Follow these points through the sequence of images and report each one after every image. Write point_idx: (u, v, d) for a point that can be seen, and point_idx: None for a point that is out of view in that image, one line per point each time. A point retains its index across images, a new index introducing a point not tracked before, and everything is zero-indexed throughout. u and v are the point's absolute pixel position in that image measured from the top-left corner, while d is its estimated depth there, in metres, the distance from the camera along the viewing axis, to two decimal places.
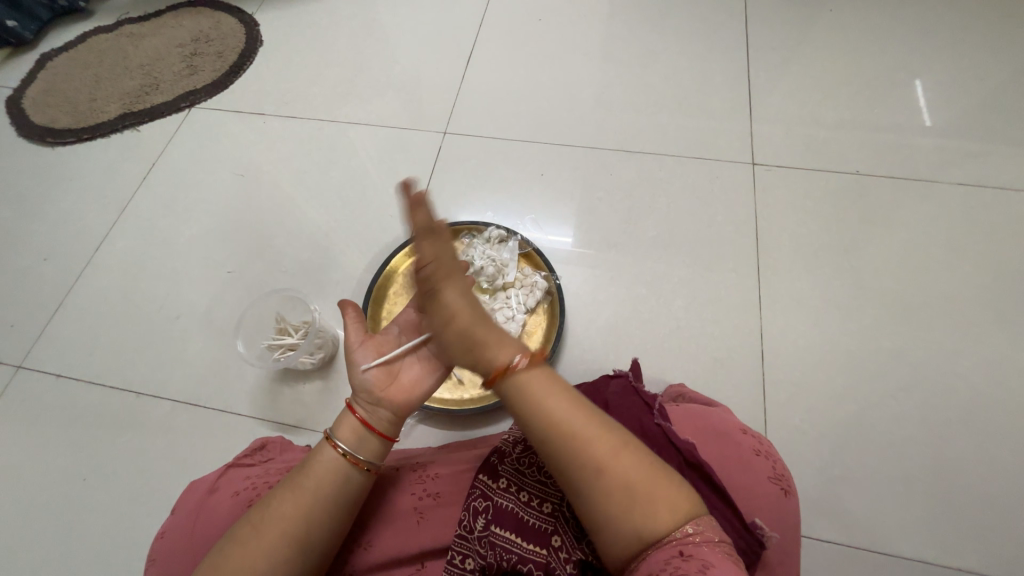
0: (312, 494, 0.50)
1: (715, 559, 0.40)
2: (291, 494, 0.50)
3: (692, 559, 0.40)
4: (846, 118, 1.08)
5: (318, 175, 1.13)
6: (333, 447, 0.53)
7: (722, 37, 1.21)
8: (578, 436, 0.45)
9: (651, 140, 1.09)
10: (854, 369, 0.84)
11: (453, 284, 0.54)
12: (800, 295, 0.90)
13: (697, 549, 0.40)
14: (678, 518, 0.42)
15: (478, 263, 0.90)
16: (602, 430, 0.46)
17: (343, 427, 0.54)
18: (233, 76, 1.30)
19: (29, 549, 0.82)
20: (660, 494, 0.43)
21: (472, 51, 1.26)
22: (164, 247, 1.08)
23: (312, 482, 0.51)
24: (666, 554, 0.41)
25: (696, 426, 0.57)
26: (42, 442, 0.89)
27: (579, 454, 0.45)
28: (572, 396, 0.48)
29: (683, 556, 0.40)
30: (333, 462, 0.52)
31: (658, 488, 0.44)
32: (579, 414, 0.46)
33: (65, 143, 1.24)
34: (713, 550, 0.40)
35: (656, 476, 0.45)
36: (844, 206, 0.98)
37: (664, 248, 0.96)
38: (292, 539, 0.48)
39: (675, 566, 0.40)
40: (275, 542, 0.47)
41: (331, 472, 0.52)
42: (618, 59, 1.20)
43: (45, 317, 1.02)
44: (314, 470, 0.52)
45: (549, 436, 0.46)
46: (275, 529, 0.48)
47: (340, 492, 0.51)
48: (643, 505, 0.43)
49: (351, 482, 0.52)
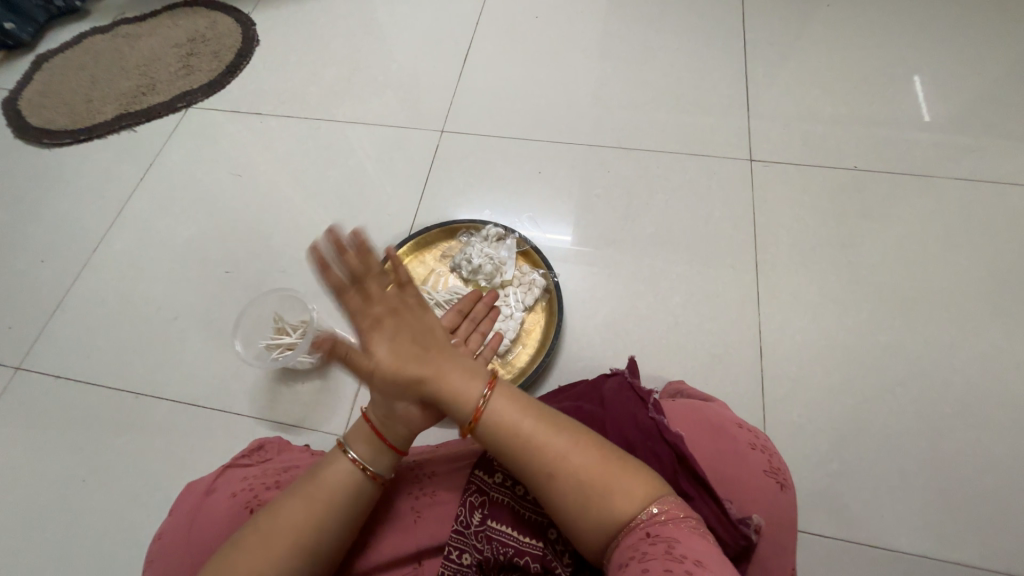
0: (324, 504, 0.50)
1: (680, 535, 0.41)
2: (302, 503, 0.50)
3: (656, 538, 0.41)
4: (843, 114, 1.08)
5: (315, 174, 1.13)
6: (346, 457, 0.52)
7: (719, 34, 1.21)
8: (525, 441, 0.47)
9: (648, 136, 1.09)
10: (852, 365, 0.84)
11: (385, 329, 0.52)
12: (798, 291, 0.90)
13: (661, 528, 0.42)
14: (633, 503, 0.44)
15: (475, 261, 0.91)
16: (548, 429, 0.48)
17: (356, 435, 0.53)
18: (229, 76, 1.30)
19: (28, 551, 0.82)
20: (615, 486, 0.45)
21: (469, 49, 1.26)
22: (162, 247, 1.08)
23: (325, 490, 0.50)
24: (634, 537, 0.42)
25: (693, 421, 0.57)
26: (42, 444, 0.90)
27: (531, 459, 0.47)
28: (519, 400, 0.50)
29: (648, 537, 0.42)
30: (344, 469, 0.52)
31: (611, 477, 0.45)
32: (523, 418, 0.48)
33: (62, 145, 1.23)
34: (679, 529, 0.42)
35: (605, 465, 0.46)
36: (841, 202, 0.98)
37: (662, 245, 0.96)
38: (301, 550, 0.48)
39: (643, 548, 0.41)
40: (286, 550, 0.47)
41: (343, 480, 0.51)
42: (615, 57, 1.20)
43: (43, 318, 1.02)
44: (326, 477, 0.51)
45: (499, 444, 0.48)
46: (285, 536, 0.47)
47: (353, 502, 0.51)
48: (597, 496, 0.45)
49: (362, 492, 0.52)
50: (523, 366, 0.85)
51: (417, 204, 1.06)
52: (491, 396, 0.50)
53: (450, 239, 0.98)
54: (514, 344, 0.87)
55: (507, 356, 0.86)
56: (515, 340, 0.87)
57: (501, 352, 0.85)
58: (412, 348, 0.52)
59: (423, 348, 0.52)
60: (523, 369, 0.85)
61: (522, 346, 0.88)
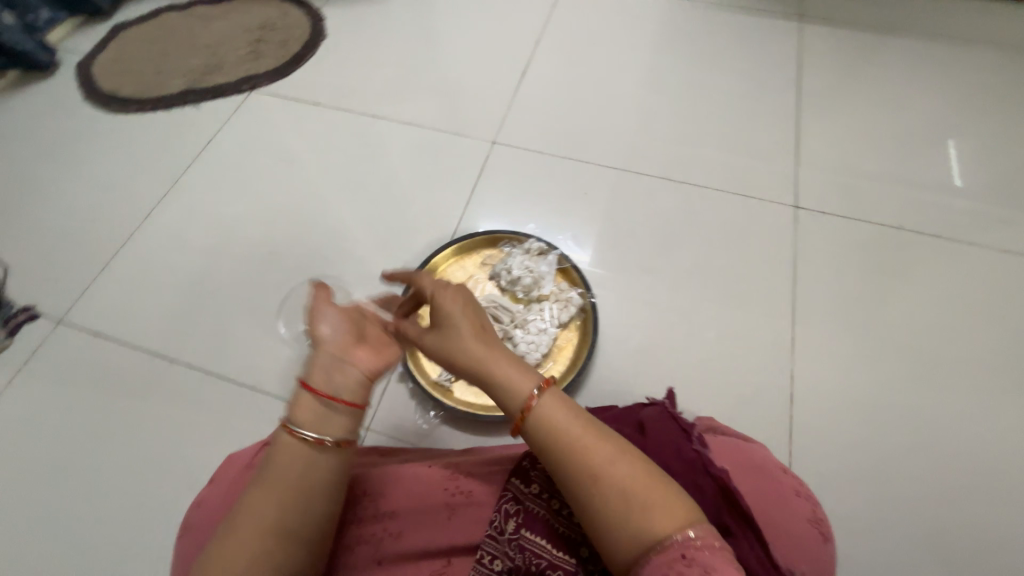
0: (283, 484, 0.49)
1: (716, 562, 0.40)
2: (261, 489, 0.49)
3: (693, 563, 0.40)
4: (889, 171, 1.09)
5: (365, 168, 1.16)
6: (287, 433, 0.50)
7: (773, 80, 1.23)
8: (568, 441, 0.48)
9: (694, 171, 1.10)
10: (880, 422, 0.84)
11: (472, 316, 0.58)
12: (832, 342, 0.90)
13: (697, 552, 0.41)
14: (671, 522, 0.43)
15: (515, 272, 0.93)
16: (592, 434, 0.48)
17: (299, 410, 0.51)
18: (293, 65, 1.34)
19: (50, 501, 0.84)
20: (654, 500, 0.44)
21: (526, 66, 1.30)
22: (211, 221, 1.11)
23: (280, 471, 0.49)
24: (667, 559, 0.41)
25: (735, 459, 0.57)
26: (74, 397, 0.92)
27: (575, 458, 0.47)
28: (565, 402, 0.50)
29: (682, 558, 0.41)
30: (287, 444, 0.50)
31: (651, 492, 0.44)
32: (569, 418, 0.49)
33: (127, 112, 1.28)
34: (715, 556, 0.40)
35: (645, 477, 0.46)
36: (882, 258, 0.98)
37: (699, 279, 0.97)
38: (272, 533, 0.47)
39: (677, 570, 0.40)
40: (258, 538, 0.47)
41: (292, 458, 0.50)
42: (668, 90, 1.23)
43: (90, 276, 1.05)
44: (276, 458, 0.50)
45: (540, 440, 0.49)
46: (253, 528, 0.47)
47: (307, 475, 0.49)
48: (637, 504, 0.44)
49: (314, 464, 0.50)
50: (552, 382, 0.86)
51: (461, 209, 1.09)
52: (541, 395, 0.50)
53: (492, 248, 1.00)
54: (545, 359, 0.88)
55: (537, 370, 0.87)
56: (546, 355, 0.88)
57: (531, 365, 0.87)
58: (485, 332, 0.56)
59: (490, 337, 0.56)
60: None
61: (553, 362, 0.88)
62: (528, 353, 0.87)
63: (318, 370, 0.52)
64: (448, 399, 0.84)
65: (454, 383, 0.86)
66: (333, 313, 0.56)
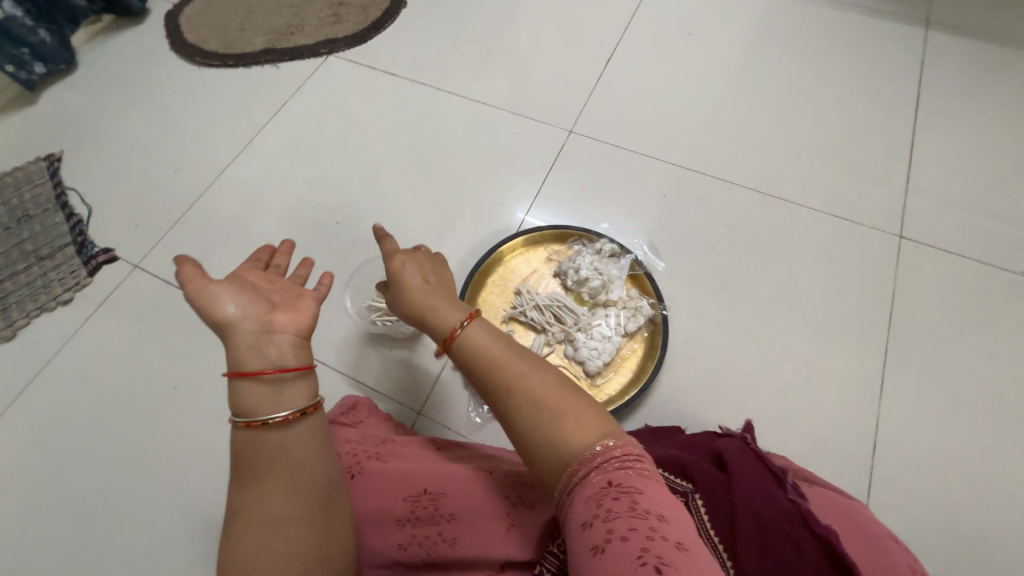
0: (262, 472, 0.45)
1: (641, 487, 0.39)
2: (244, 488, 0.45)
3: (620, 490, 0.39)
4: (1016, 210, 0.97)
5: (437, 146, 1.14)
6: (240, 428, 0.45)
7: (888, 93, 1.11)
8: (493, 364, 0.50)
9: (788, 186, 1.02)
10: (975, 489, 0.75)
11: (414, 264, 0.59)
12: (927, 391, 0.82)
13: (620, 475, 0.40)
14: (586, 436, 0.43)
15: (583, 273, 0.88)
16: (512, 357, 0.50)
17: (241, 405, 0.45)
18: (373, 32, 1.32)
19: (117, 438, 0.88)
20: (568, 413, 0.45)
21: (612, 53, 1.22)
22: (282, 184, 1.11)
23: (263, 462, 0.45)
24: (594, 485, 0.40)
25: (838, 518, 0.50)
26: (143, 342, 0.95)
27: (497, 378, 0.49)
28: (487, 329, 0.53)
29: (609, 488, 0.39)
30: (249, 441, 0.45)
31: (565, 407, 0.45)
32: (492, 345, 0.51)
33: (210, 66, 1.30)
34: (635, 475, 0.40)
35: (558, 392, 0.47)
36: (996, 306, 0.88)
37: (781, 304, 0.90)
38: (265, 527, 0.43)
39: (604, 498, 0.39)
40: (278, 527, 0.43)
41: (262, 451, 0.45)
42: (767, 93, 1.13)
43: (165, 225, 1.08)
44: (249, 457, 0.45)
45: (472, 365, 0.51)
46: (268, 522, 0.43)
47: (292, 448, 0.45)
48: (555, 421, 0.44)
49: (282, 443, 0.45)
50: (612, 393, 0.82)
51: (531, 200, 1.05)
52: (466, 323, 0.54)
53: (560, 244, 0.95)
54: (606, 368, 0.84)
55: (597, 378, 0.84)
56: (608, 364, 0.84)
57: (592, 373, 0.83)
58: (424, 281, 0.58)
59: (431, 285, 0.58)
60: (611, 396, 0.82)
61: (614, 372, 0.84)
62: (590, 360, 0.83)
63: (243, 357, 0.46)
64: None
65: None
66: (219, 289, 0.48)
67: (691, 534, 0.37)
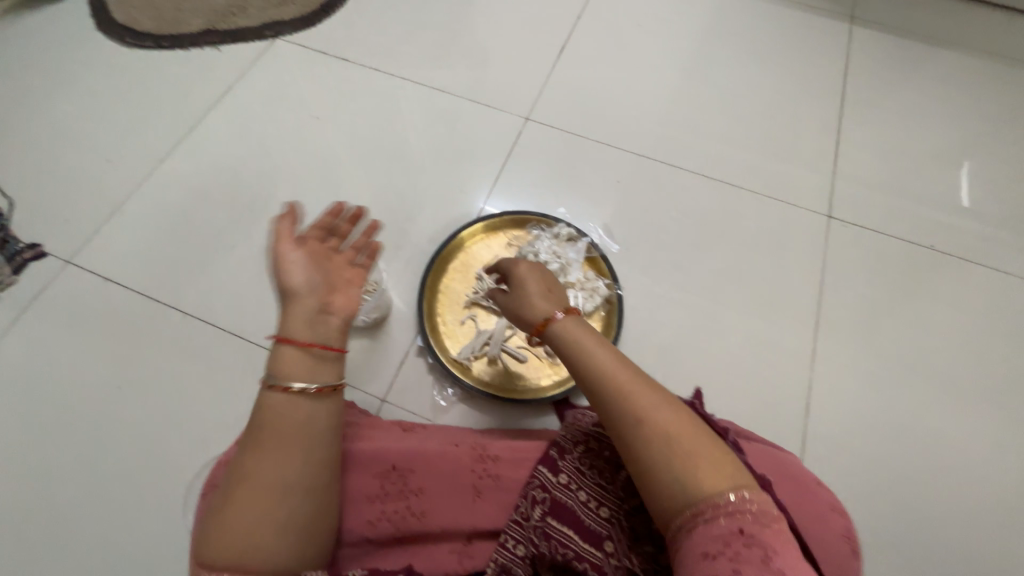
0: (284, 441, 0.51)
1: (777, 545, 0.40)
2: (262, 450, 0.50)
3: (752, 539, 0.40)
4: (928, 191, 1.07)
5: (394, 133, 1.12)
6: (279, 392, 0.52)
7: (819, 83, 1.20)
8: (620, 390, 0.50)
9: (732, 171, 1.08)
10: (893, 439, 0.85)
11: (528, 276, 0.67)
12: (853, 356, 0.90)
13: (751, 526, 0.41)
14: (718, 483, 0.44)
15: (542, 257, 0.91)
16: (645, 387, 0.50)
17: (281, 367, 0.53)
18: (322, 15, 1.27)
19: (58, 444, 0.83)
20: (702, 457, 0.45)
21: (567, 42, 1.24)
22: (230, 174, 1.07)
23: (270, 434, 0.51)
24: (719, 527, 0.42)
25: (771, 469, 0.55)
26: (83, 342, 0.89)
27: (620, 397, 0.50)
28: (615, 353, 0.54)
29: (741, 536, 0.41)
30: (282, 401, 0.52)
31: (697, 448, 0.46)
32: (622, 370, 0.52)
33: (144, 47, 1.21)
34: (769, 531, 0.41)
35: (692, 428, 0.48)
36: (911, 277, 0.98)
37: (727, 281, 0.96)
38: (281, 490, 0.49)
39: (734, 543, 0.40)
40: (265, 498, 0.48)
41: (286, 421, 0.51)
42: (712, 83, 1.19)
43: (101, 218, 1.01)
44: (262, 425, 0.51)
45: (597, 386, 0.52)
46: (257, 490, 0.48)
47: (297, 426, 0.51)
48: (684, 457, 0.46)
49: (312, 416, 0.53)
50: None
51: (490, 187, 1.06)
52: (566, 326, 0.59)
53: (519, 229, 0.97)
54: None
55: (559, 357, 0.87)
56: None
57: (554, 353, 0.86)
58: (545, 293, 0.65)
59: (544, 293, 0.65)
60: None
61: None
62: None
63: (298, 325, 0.55)
64: (467, 378, 0.84)
65: (473, 362, 0.86)
66: (295, 261, 0.59)
67: None
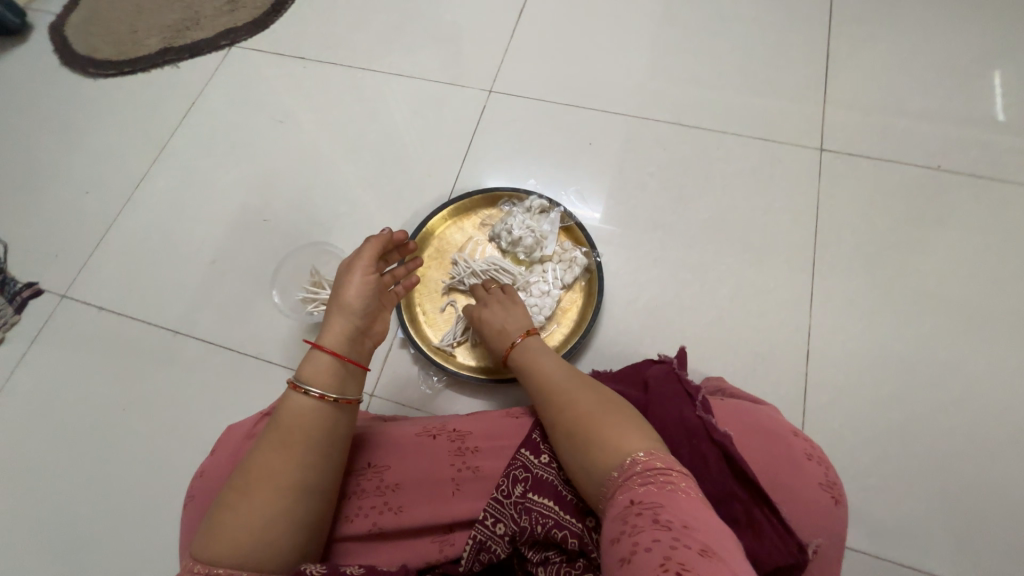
0: (298, 443, 0.50)
1: (663, 500, 0.42)
2: (274, 450, 0.50)
3: (641, 504, 0.42)
4: (932, 107, 0.98)
5: (356, 127, 1.10)
6: (302, 393, 0.53)
7: (801, 6, 1.10)
8: (548, 387, 0.59)
9: (711, 115, 1.01)
10: (904, 378, 0.79)
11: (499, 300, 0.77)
12: (854, 295, 0.85)
13: (644, 492, 0.43)
14: (622, 452, 0.47)
15: (516, 233, 0.87)
16: (568, 380, 0.58)
17: (311, 371, 0.55)
18: (274, 15, 1.25)
19: (72, 469, 0.86)
20: (609, 431, 0.50)
21: (525, 4, 1.18)
22: (201, 190, 1.07)
23: (286, 432, 0.51)
24: (620, 504, 0.44)
25: (745, 424, 0.54)
26: (84, 371, 0.93)
27: (546, 403, 0.57)
28: (554, 361, 0.63)
29: (634, 505, 0.42)
30: (304, 406, 0.53)
31: (603, 424, 0.51)
32: (552, 372, 0.60)
33: (106, 76, 1.22)
34: (660, 491, 0.42)
35: (604, 411, 0.52)
36: (916, 204, 0.90)
37: (713, 233, 0.91)
38: (289, 490, 0.48)
39: (626, 513, 0.42)
40: (270, 496, 0.48)
41: (300, 423, 0.52)
42: (683, 24, 1.11)
43: (87, 250, 1.04)
44: (281, 422, 0.52)
45: (535, 388, 0.61)
46: (264, 487, 0.48)
47: (313, 429, 0.52)
48: (592, 433, 0.50)
49: (331, 421, 0.53)
50: (556, 345, 0.83)
51: (458, 167, 1.03)
52: (522, 346, 0.68)
53: (491, 207, 0.94)
54: (549, 322, 0.85)
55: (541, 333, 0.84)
56: (550, 318, 0.85)
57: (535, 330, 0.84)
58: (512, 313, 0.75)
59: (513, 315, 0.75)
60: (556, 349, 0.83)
61: (557, 325, 0.85)
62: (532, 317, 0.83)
63: (341, 338, 0.58)
64: (451, 364, 0.83)
65: (456, 347, 0.85)
66: (359, 279, 0.62)
67: (717, 549, 0.38)
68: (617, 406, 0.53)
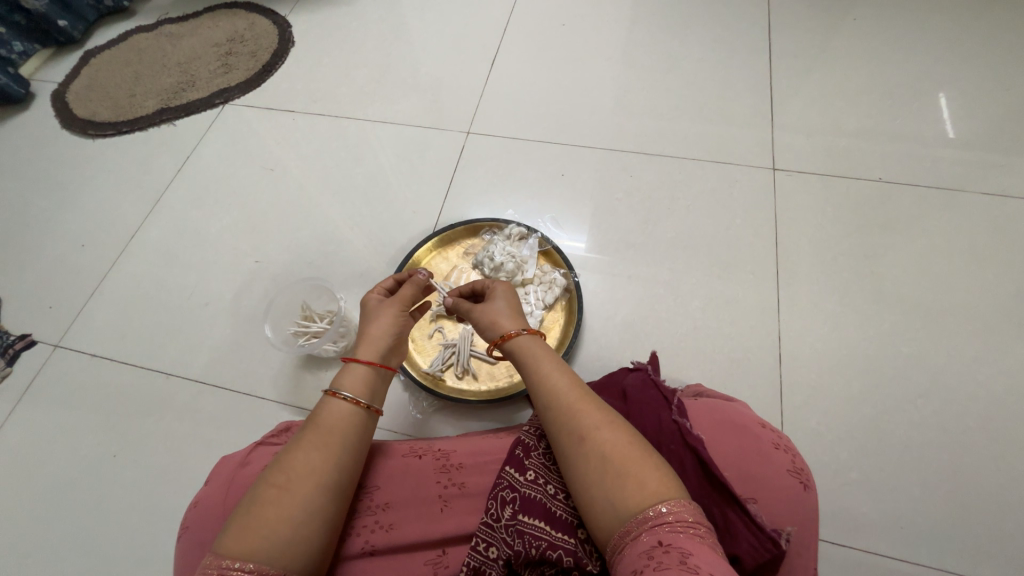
0: (337, 444, 0.52)
1: (694, 547, 0.40)
2: (313, 449, 0.51)
3: (671, 548, 0.40)
4: (869, 127, 1.08)
5: (343, 171, 1.17)
6: (341, 398, 0.56)
7: (744, 45, 1.22)
8: (567, 405, 0.52)
9: (672, 144, 1.10)
10: (872, 374, 0.83)
11: (499, 293, 0.68)
12: (817, 299, 0.90)
13: (674, 536, 0.41)
14: (647, 496, 0.44)
15: (497, 259, 0.92)
16: (590, 403, 0.52)
17: (349, 380, 0.58)
18: (264, 75, 1.35)
19: (59, 522, 0.85)
20: (636, 470, 0.46)
21: (497, 54, 1.29)
22: (195, 237, 1.12)
23: (328, 433, 0.53)
24: (645, 544, 0.42)
25: (717, 422, 0.57)
26: (74, 420, 0.93)
27: (567, 424, 0.51)
28: (571, 375, 0.55)
29: (662, 546, 0.41)
30: (344, 411, 0.55)
31: (631, 463, 0.46)
32: (572, 388, 0.53)
33: (105, 136, 1.29)
34: (689, 539, 0.41)
35: (631, 448, 0.48)
36: (864, 213, 0.98)
37: (681, 250, 0.97)
38: (325, 492, 0.49)
39: (654, 555, 0.40)
40: (309, 494, 0.48)
41: (337, 426, 0.54)
42: (639, 65, 1.22)
43: (81, 300, 1.06)
44: (325, 423, 0.54)
45: (546, 403, 0.54)
46: (305, 483, 0.48)
47: (352, 434, 0.54)
48: (617, 472, 0.46)
49: (362, 428, 0.56)
50: None
51: (442, 202, 1.09)
52: (525, 342, 0.59)
53: (473, 237, 1.00)
54: None
55: None
56: None
57: None
58: (514, 308, 0.66)
59: (518, 312, 0.65)
60: None
61: None
62: None
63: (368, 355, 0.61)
64: (441, 389, 0.86)
65: (445, 372, 0.88)
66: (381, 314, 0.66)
67: None
68: (641, 441, 0.49)
